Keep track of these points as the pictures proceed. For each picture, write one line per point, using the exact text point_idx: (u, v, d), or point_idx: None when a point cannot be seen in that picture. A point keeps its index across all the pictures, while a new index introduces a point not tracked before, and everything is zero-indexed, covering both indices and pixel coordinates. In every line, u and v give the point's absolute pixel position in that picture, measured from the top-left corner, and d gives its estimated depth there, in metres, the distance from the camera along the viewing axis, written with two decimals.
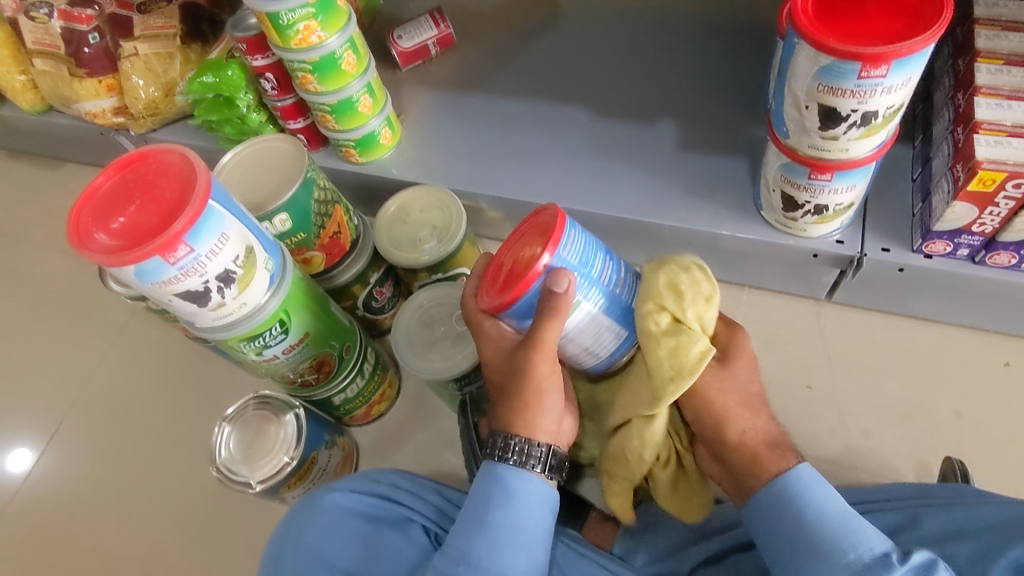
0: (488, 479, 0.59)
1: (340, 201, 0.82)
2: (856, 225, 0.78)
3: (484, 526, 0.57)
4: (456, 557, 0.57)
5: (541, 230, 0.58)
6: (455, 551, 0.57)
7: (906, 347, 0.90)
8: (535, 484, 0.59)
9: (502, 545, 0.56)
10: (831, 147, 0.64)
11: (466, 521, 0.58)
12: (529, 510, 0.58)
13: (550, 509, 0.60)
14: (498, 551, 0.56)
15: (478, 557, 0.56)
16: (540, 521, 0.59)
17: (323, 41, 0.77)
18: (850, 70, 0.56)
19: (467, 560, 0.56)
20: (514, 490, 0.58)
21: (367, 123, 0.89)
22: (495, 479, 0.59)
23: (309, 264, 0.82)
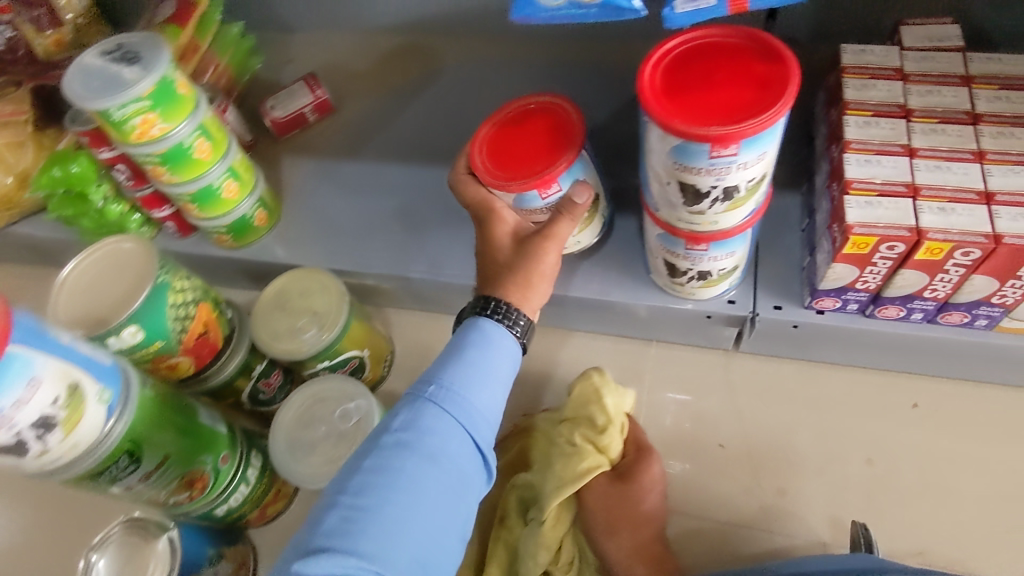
0: (467, 326, 0.64)
1: (203, 298, 0.77)
2: (747, 284, 0.76)
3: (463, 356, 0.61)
4: (426, 381, 0.59)
5: (555, 123, 0.69)
6: (427, 377, 0.60)
7: (816, 394, 0.88)
8: (506, 339, 0.64)
9: (473, 376, 0.60)
10: (700, 221, 0.61)
11: (443, 356, 0.62)
12: (500, 355, 0.63)
13: (514, 367, 0.65)
14: (468, 381, 0.59)
15: (453, 381, 0.59)
16: (506, 370, 0.63)
17: (167, 132, 0.71)
18: (700, 150, 0.52)
19: (439, 382, 0.58)
20: (491, 338, 0.63)
21: (237, 207, 0.83)
22: (478, 323, 0.64)
23: (177, 371, 0.76)
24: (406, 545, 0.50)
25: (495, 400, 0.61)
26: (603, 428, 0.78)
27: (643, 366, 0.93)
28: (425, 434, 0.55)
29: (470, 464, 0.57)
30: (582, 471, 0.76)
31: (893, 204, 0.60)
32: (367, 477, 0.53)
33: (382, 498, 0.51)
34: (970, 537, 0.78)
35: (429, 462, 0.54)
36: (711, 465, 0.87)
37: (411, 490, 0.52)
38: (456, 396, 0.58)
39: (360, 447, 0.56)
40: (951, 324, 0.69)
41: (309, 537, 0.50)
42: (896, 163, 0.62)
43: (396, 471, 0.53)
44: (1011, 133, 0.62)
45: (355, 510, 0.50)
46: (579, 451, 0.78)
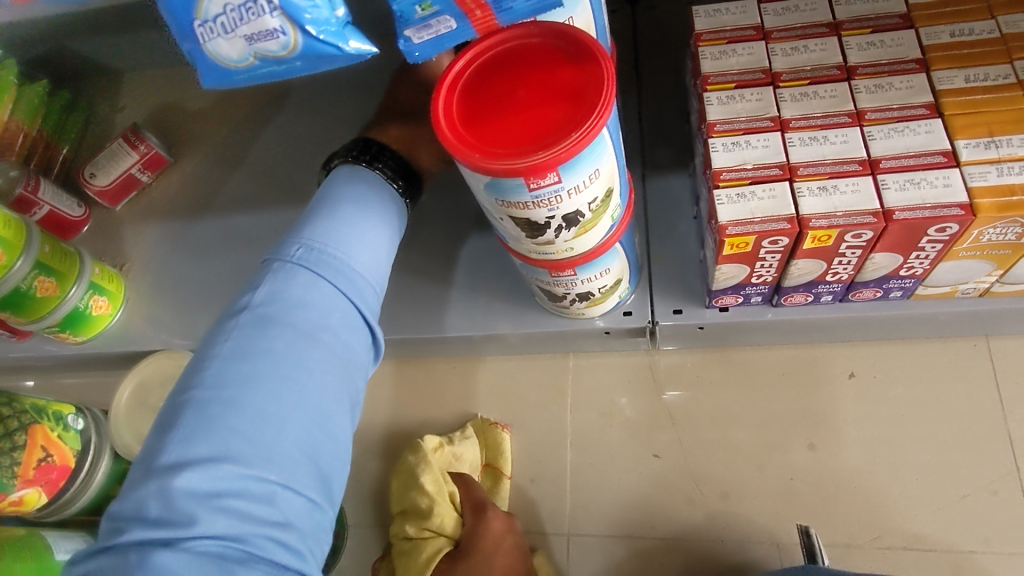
0: (328, 190, 0.56)
1: (42, 418, 0.68)
2: (642, 290, 0.68)
3: (332, 218, 0.53)
4: (291, 244, 0.50)
5: None
6: (290, 239, 0.51)
7: (749, 380, 0.80)
8: (367, 202, 0.56)
9: (343, 234, 0.52)
10: (554, 249, 0.52)
11: (306, 221, 0.53)
12: (373, 216, 0.55)
13: (392, 229, 0.57)
14: (339, 239, 0.51)
15: (323, 244, 0.50)
16: (382, 231, 0.55)
17: None
18: (517, 185, 0.44)
19: (306, 241, 0.50)
20: (352, 198, 0.55)
21: (62, 302, 0.73)
22: (346, 171, 0.59)
23: (24, 504, 0.66)
24: (291, 438, 0.42)
25: (375, 267, 0.53)
26: (428, 504, 0.70)
27: (562, 382, 0.84)
28: (293, 309, 0.46)
29: (358, 340, 0.49)
30: (421, 565, 0.68)
31: (768, 192, 0.52)
32: (225, 364, 0.43)
33: (247, 386, 0.42)
34: (928, 511, 0.70)
35: (307, 339, 0.45)
36: (651, 478, 0.78)
37: (285, 373, 0.44)
38: (328, 260, 0.49)
39: (209, 333, 0.46)
40: (865, 299, 0.62)
41: (161, 446, 0.40)
42: (766, 141, 0.54)
43: (262, 356, 0.44)
44: (889, 84, 0.55)
45: (214, 406, 0.41)
46: (414, 543, 0.69)
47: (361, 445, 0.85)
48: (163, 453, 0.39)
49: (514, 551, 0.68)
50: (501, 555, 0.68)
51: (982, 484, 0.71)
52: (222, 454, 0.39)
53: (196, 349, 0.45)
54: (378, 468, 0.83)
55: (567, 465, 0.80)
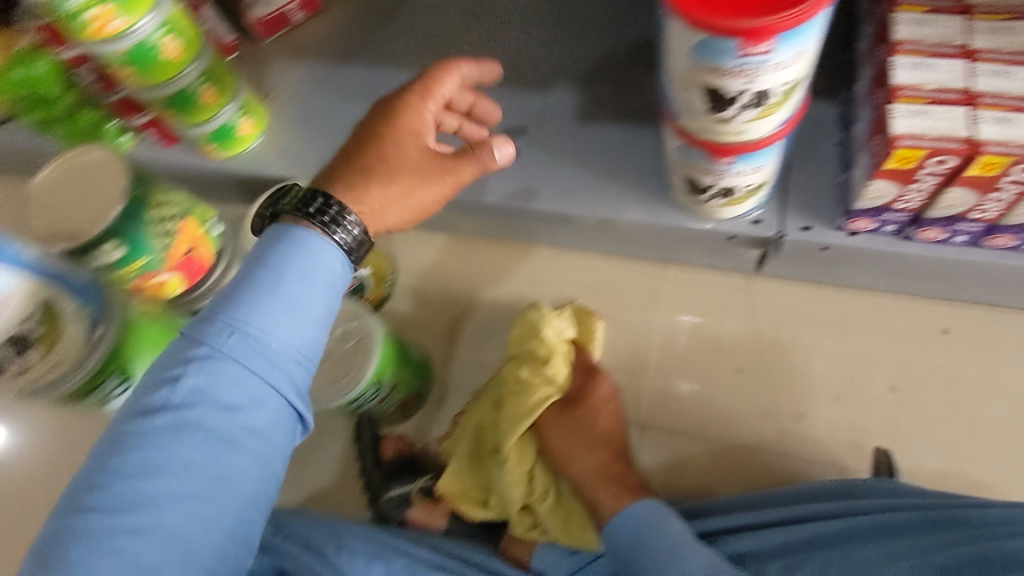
0: (278, 238, 0.51)
1: (191, 213, 0.72)
2: (774, 202, 0.69)
3: (270, 295, 0.48)
4: (208, 324, 0.47)
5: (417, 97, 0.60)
6: (220, 318, 0.47)
7: (843, 320, 0.82)
8: (321, 248, 0.51)
9: (275, 311, 0.48)
10: (727, 129, 0.54)
11: (245, 284, 0.49)
12: (327, 270, 0.51)
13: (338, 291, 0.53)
14: (273, 315, 0.48)
15: (257, 327, 0.47)
16: (320, 284, 0.51)
17: (131, 27, 0.63)
18: (728, 48, 0.45)
19: (240, 325, 0.47)
20: (301, 251, 0.50)
21: (217, 115, 0.76)
22: (278, 233, 0.51)
23: (165, 289, 0.71)
24: (204, 534, 0.44)
25: (291, 324, 0.49)
26: (546, 355, 0.74)
27: (658, 288, 0.87)
28: (210, 407, 0.45)
29: (270, 421, 0.48)
30: (531, 407, 0.72)
31: (947, 113, 0.53)
32: (123, 480, 0.43)
33: (144, 508, 0.42)
34: (991, 465, 0.75)
35: (221, 445, 0.45)
36: (730, 390, 0.82)
37: (192, 488, 0.44)
38: (250, 346, 0.47)
39: (112, 429, 0.45)
40: (995, 247, 0.64)
41: (88, 549, 0.41)
42: (950, 67, 0.55)
43: (159, 468, 0.43)
44: None
45: (136, 495, 0.42)
46: (526, 387, 0.73)
47: (458, 310, 0.90)
48: None
49: (612, 417, 0.73)
50: (603, 416, 0.72)
51: None
52: None
53: (97, 449, 0.45)
54: (472, 334, 0.88)
55: (651, 364, 0.84)
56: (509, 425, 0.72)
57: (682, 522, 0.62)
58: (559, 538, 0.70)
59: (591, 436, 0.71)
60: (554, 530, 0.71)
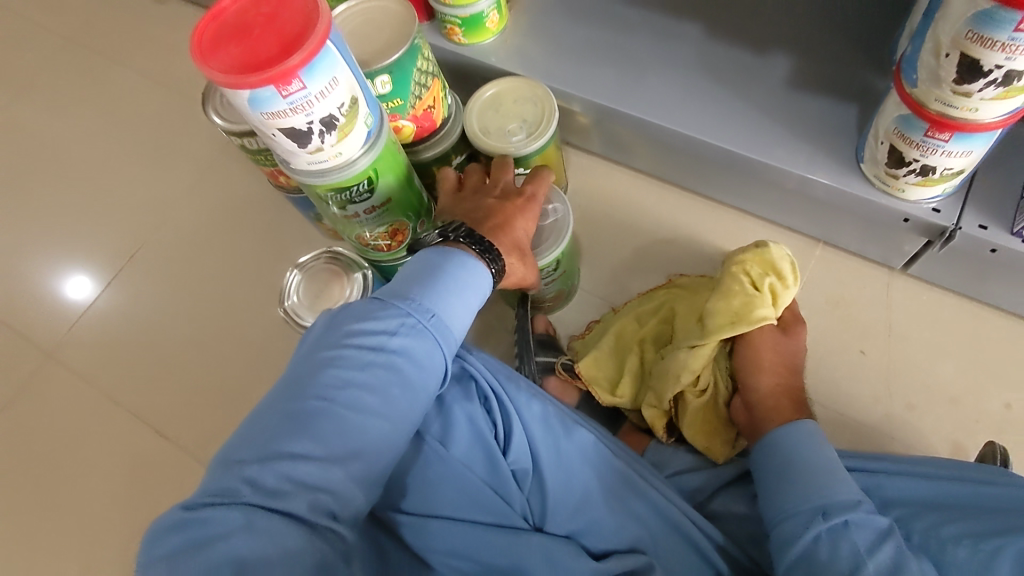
0: (451, 252, 0.61)
1: (439, 75, 0.82)
2: (957, 197, 0.75)
3: (454, 290, 0.59)
4: (403, 294, 0.58)
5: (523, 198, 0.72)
6: (415, 293, 0.58)
7: (977, 334, 0.87)
8: (481, 268, 0.62)
9: (456, 299, 0.59)
10: (961, 104, 0.61)
11: (439, 268, 0.60)
12: (483, 291, 0.62)
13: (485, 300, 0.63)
14: (451, 305, 0.59)
15: (442, 311, 0.58)
16: (477, 299, 0.62)
17: (476, 3, 0.86)
18: (1009, 19, 0.52)
19: (434, 308, 0.58)
20: (474, 278, 0.61)
21: (477, 4, 0.87)
22: (448, 249, 0.62)
23: (399, 134, 0.83)
24: (384, 454, 0.53)
25: (459, 327, 0.60)
26: (775, 283, 0.78)
27: (804, 262, 0.94)
28: (406, 356, 0.55)
29: (431, 385, 0.57)
30: (757, 317, 0.76)
31: None
32: (334, 380, 0.52)
33: (351, 407, 0.51)
34: None
35: (408, 389, 0.55)
36: (850, 367, 0.88)
37: (386, 413, 0.53)
38: (434, 319, 0.57)
39: (313, 354, 0.55)
40: None
41: (301, 428, 0.50)
42: None
43: (367, 390, 0.53)
44: None
45: (339, 401, 0.51)
46: (754, 299, 0.77)
47: (613, 234, 0.99)
48: (282, 453, 0.48)
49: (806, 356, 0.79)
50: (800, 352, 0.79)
51: None
52: (326, 455, 0.49)
53: (298, 369, 0.54)
54: (623, 258, 0.97)
55: None
56: (725, 325, 0.76)
57: (834, 452, 0.67)
58: (692, 434, 0.78)
59: (785, 365, 0.77)
60: (694, 427, 0.78)
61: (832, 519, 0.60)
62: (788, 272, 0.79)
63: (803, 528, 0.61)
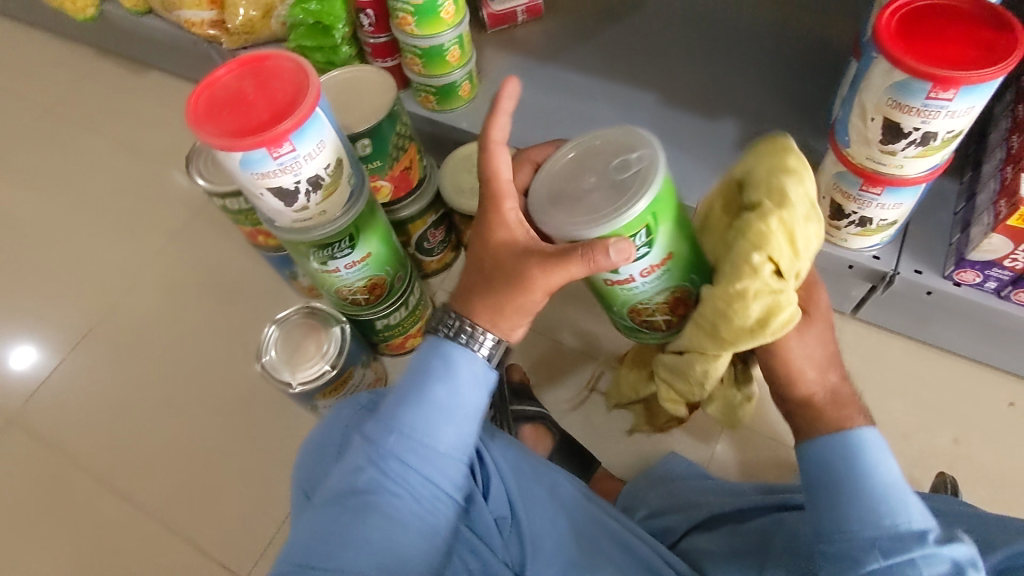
0: (429, 352, 0.55)
1: (416, 139, 0.87)
2: (894, 245, 0.82)
3: (428, 398, 0.53)
4: (382, 421, 0.52)
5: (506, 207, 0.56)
6: (386, 418, 0.52)
7: (923, 373, 0.93)
8: (476, 365, 0.55)
9: (433, 409, 0.52)
10: (888, 161, 0.68)
11: (414, 380, 0.54)
12: (473, 385, 0.55)
13: (486, 390, 0.56)
14: (430, 416, 0.52)
15: (417, 426, 0.52)
16: (478, 403, 0.55)
17: (450, 74, 0.93)
18: (920, 89, 0.60)
19: (403, 427, 0.51)
20: (456, 374, 0.54)
21: (450, 74, 0.93)
22: (427, 351, 0.55)
23: (378, 194, 0.87)
24: None
25: (465, 442, 0.54)
26: (790, 251, 0.53)
27: None
28: (389, 492, 0.50)
29: (432, 512, 0.51)
30: (778, 325, 0.53)
31: None
32: (321, 540, 0.49)
33: (337, 561, 0.47)
34: None
35: (395, 524, 0.49)
36: None
37: (377, 557, 0.48)
38: (411, 439, 0.51)
39: (313, 517, 0.51)
40: None
41: None
42: None
43: (351, 540, 0.48)
44: None
45: (325, 559, 0.47)
46: (776, 295, 0.53)
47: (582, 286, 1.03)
48: None
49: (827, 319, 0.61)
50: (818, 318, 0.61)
51: None
52: None
53: (297, 534, 0.51)
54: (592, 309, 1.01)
55: None
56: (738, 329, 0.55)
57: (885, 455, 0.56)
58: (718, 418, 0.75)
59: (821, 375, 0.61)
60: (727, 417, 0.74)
61: (893, 558, 0.50)
62: (813, 249, 0.55)
63: (851, 567, 0.52)
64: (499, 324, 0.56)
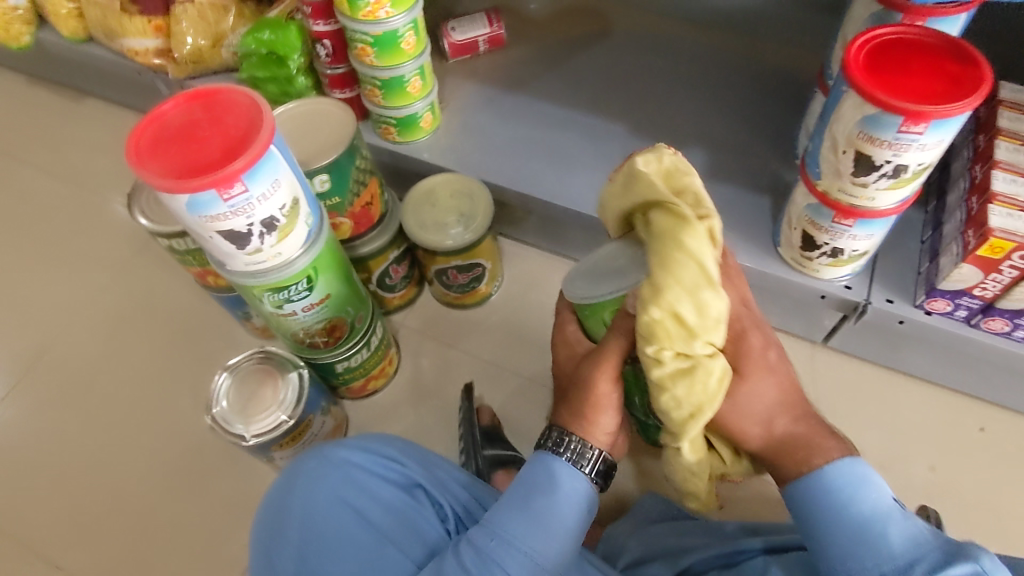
0: (540, 467, 0.57)
1: (377, 173, 0.84)
2: (864, 275, 0.82)
3: (521, 509, 0.55)
4: (490, 530, 0.55)
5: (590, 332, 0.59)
6: (492, 526, 0.55)
7: (895, 400, 0.93)
8: (579, 483, 0.57)
9: (532, 525, 0.54)
10: (859, 194, 0.67)
11: (522, 490, 0.57)
12: (571, 494, 0.56)
13: (589, 506, 0.57)
14: (527, 531, 0.54)
15: (506, 535, 0.54)
16: (576, 517, 0.56)
17: (411, 105, 0.90)
18: (892, 122, 0.59)
19: (498, 536, 0.54)
20: (558, 483, 0.56)
21: (412, 105, 0.90)
22: (541, 464, 0.57)
23: (337, 231, 0.83)
24: None
25: (564, 557, 0.55)
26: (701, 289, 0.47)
27: None
28: None
29: None
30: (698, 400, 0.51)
31: None
32: None
33: None
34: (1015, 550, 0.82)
35: None
36: None
37: None
38: (502, 548, 0.54)
39: None
40: None
41: None
42: None
43: None
44: None
45: None
46: (692, 372, 0.50)
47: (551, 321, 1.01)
48: None
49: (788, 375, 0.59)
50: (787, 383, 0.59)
51: None
52: None
53: None
54: None
55: None
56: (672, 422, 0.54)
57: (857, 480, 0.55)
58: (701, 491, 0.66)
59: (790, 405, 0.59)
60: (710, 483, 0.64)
61: None
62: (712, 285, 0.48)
63: None
64: (594, 432, 0.57)
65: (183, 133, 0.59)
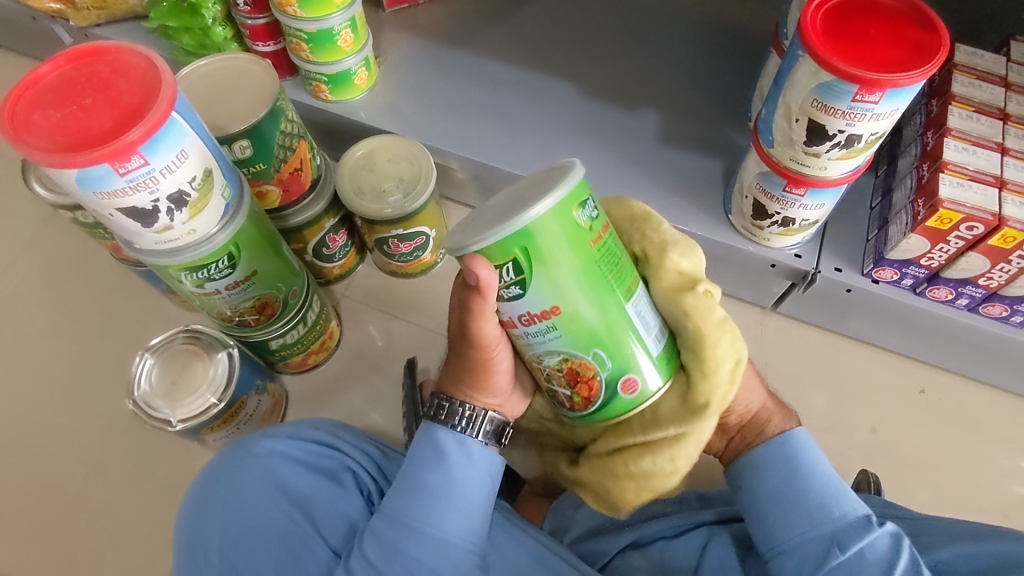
0: (428, 441, 0.57)
1: (306, 136, 0.77)
2: (815, 242, 0.80)
3: (418, 492, 0.55)
4: (391, 516, 0.55)
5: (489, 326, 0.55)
6: (393, 513, 0.55)
7: (840, 365, 0.93)
8: (472, 448, 0.58)
9: (437, 507, 0.55)
10: (811, 163, 0.65)
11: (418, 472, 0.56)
12: (468, 468, 0.57)
13: (490, 477, 0.59)
14: (432, 512, 0.55)
15: (412, 518, 0.54)
16: (484, 494, 0.58)
17: (341, 61, 0.83)
18: (847, 91, 0.56)
19: (398, 519, 0.55)
20: (452, 454, 0.57)
21: (345, 61, 0.83)
22: (430, 444, 0.57)
23: (264, 199, 0.76)
24: None
25: (474, 533, 0.56)
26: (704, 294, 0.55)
27: None
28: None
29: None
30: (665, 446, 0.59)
31: (982, 191, 0.66)
32: None
33: None
34: (946, 506, 0.85)
35: None
36: None
37: None
38: (412, 534, 0.54)
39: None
40: (989, 315, 0.77)
41: None
42: (989, 157, 0.68)
43: None
44: None
45: None
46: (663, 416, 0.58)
47: None
48: None
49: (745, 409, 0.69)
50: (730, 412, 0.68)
51: (998, 508, 0.84)
52: None
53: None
54: None
55: None
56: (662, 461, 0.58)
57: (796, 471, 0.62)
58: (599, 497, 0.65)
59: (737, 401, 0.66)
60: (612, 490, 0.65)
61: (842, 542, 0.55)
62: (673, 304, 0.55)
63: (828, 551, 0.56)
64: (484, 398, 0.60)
65: (71, 98, 0.52)
